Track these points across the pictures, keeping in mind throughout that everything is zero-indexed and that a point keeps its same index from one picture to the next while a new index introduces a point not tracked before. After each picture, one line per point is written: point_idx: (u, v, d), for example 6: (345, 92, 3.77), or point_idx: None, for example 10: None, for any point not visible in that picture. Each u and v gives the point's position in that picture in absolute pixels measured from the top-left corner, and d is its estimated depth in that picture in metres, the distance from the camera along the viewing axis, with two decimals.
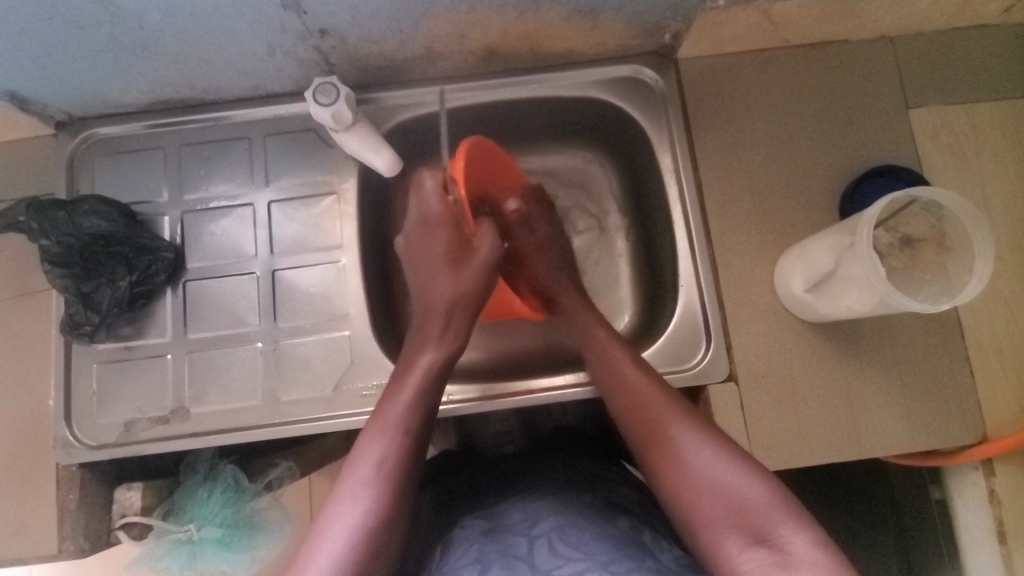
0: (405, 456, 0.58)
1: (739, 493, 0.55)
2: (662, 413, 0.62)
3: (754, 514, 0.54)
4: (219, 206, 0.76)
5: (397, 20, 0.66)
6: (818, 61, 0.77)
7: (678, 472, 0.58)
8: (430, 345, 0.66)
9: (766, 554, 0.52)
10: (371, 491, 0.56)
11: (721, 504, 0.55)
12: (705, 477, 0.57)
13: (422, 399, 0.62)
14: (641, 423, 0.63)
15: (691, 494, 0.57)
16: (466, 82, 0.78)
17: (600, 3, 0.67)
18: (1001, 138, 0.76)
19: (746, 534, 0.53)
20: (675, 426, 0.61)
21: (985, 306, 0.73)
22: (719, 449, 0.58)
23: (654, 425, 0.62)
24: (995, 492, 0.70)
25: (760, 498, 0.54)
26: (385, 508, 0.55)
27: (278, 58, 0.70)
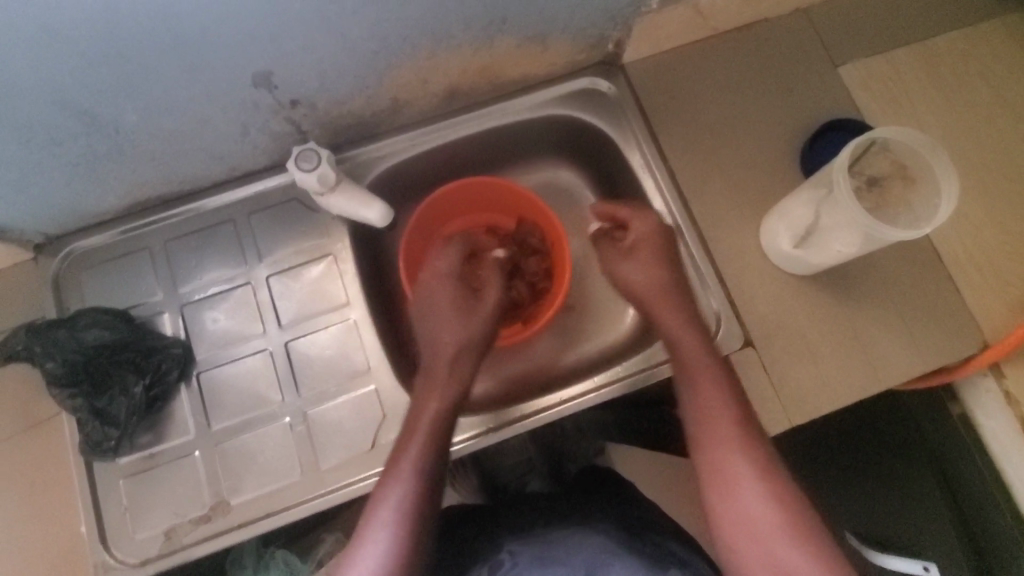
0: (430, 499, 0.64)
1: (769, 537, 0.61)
2: (719, 445, 0.65)
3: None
4: (216, 292, 0.76)
5: (362, 77, 0.69)
6: (749, 41, 0.84)
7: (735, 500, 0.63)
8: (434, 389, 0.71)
9: None
10: (403, 531, 0.62)
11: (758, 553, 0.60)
12: (748, 507, 0.62)
13: (435, 440, 0.67)
14: (714, 453, 0.65)
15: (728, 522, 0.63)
16: (434, 124, 0.82)
17: (547, 27, 0.72)
18: (923, 77, 0.83)
19: None
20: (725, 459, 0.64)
21: (953, 225, 0.79)
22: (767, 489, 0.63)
23: (711, 457, 0.66)
24: (1011, 392, 0.75)
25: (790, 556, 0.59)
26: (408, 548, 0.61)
27: (252, 136, 0.71)
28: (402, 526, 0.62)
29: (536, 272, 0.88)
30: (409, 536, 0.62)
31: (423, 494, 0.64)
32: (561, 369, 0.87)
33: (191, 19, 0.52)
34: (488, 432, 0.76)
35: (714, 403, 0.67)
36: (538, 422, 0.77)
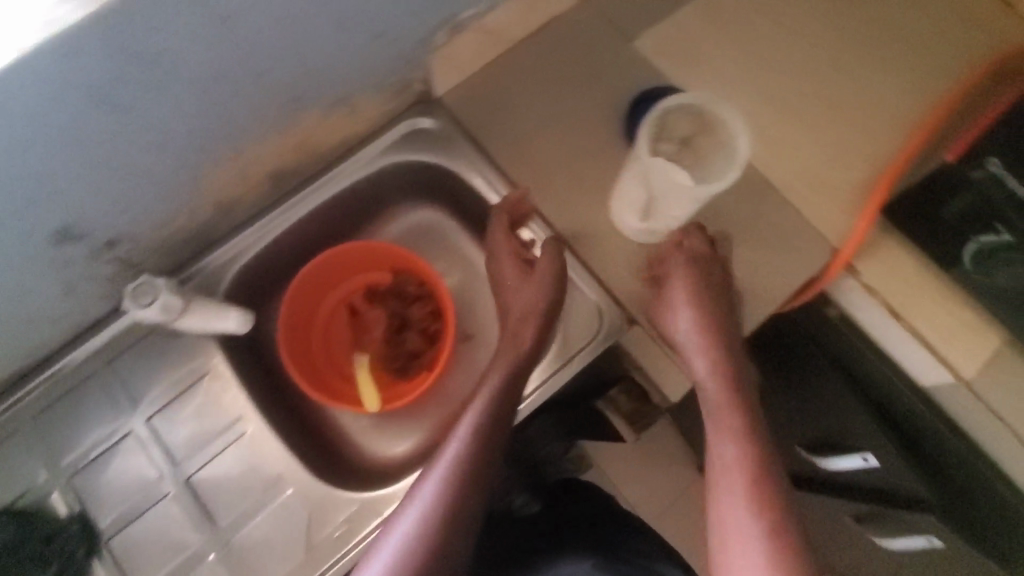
0: (444, 525, 0.63)
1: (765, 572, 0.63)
2: (725, 430, 0.71)
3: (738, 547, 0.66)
4: (101, 453, 0.72)
5: (175, 195, 0.67)
6: (548, 39, 0.87)
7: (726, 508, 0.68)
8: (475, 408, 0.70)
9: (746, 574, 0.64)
10: (404, 552, 0.62)
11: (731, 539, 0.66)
12: (746, 556, 0.65)
13: (463, 480, 0.66)
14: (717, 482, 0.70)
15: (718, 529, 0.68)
16: (273, 210, 0.80)
17: (346, 91, 0.73)
18: (711, 27, 0.89)
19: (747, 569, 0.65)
20: (725, 451, 0.70)
21: (771, 154, 0.86)
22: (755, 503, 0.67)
23: (718, 453, 0.71)
24: (869, 283, 0.82)
25: (764, 548, 0.64)
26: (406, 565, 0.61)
27: (82, 287, 0.68)
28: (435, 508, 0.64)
29: (422, 317, 0.88)
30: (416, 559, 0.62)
31: (445, 526, 0.63)
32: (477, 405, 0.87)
33: (82, 132, 0.52)
34: None
35: (728, 451, 0.70)
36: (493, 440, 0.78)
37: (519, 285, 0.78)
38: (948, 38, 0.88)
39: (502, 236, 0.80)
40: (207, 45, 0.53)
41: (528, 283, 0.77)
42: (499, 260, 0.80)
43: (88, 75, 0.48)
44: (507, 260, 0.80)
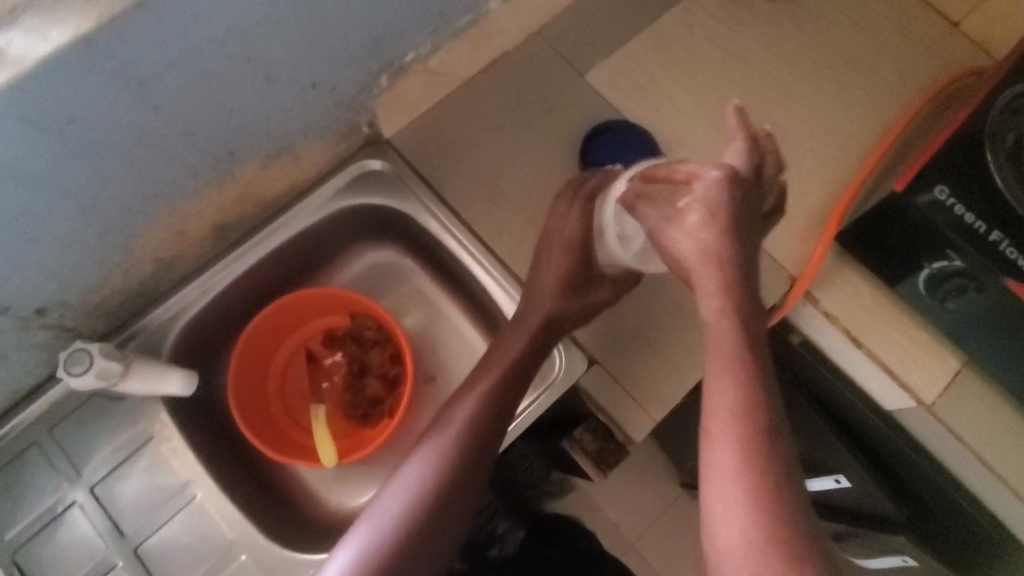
0: (430, 506, 0.62)
1: (755, 551, 0.44)
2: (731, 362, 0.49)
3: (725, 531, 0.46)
4: (42, 526, 0.69)
5: (106, 258, 0.65)
6: (498, 75, 0.85)
7: (724, 486, 0.47)
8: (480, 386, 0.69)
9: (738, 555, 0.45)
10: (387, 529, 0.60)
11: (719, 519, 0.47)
12: (730, 509, 0.46)
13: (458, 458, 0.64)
14: (713, 447, 0.48)
15: (709, 510, 0.48)
16: (218, 261, 0.77)
17: (284, 140, 0.71)
18: (662, 58, 0.89)
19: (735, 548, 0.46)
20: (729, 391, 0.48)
21: None
22: (753, 465, 0.46)
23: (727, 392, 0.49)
24: (829, 311, 0.81)
25: (759, 525, 0.45)
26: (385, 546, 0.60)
27: (12, 358, 0.65)
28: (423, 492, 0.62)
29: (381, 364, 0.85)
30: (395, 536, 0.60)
31: (429, 510, 0.62)
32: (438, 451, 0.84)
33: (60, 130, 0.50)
34: None
35: (723, 396, 0.49)
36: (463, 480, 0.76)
37: (554, 295, 0.72)
38: (894, 60, 0.89)
39: (571, 215, 0.74)
40: (105, 109, 0.51)
41: (563, 290, 0.73)
42: (552, 250, 0.74)
43: (78, 76, 0.47)
44: (576, 250, 0.73)
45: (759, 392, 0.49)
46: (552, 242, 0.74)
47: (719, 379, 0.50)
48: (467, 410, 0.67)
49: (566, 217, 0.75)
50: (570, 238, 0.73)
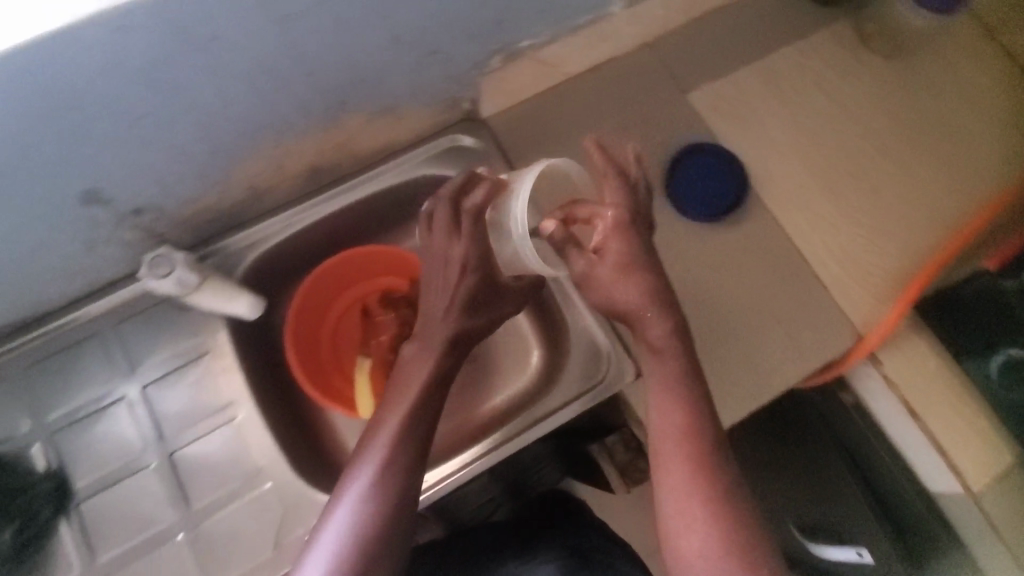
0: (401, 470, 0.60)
1: (713, 545, 0.57)
2: (661, 393, 0.64)
3: (680, 522, 0.59)
4: (90, 413, 0.72)
5: (208, 175, 0.68)
6: (602, 81, 0.87)
7: (679, 493, 0.60)
8: (422, 359, 0.66)
9: (697, 547, 0.57)
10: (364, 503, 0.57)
11: (679, 516, 0.59)
12: (684, 518, 0.59)
13: (415, 421, 0.62)
14: (667, 468, 0.61)
15: (675, 512, 0.59)
16: (303, 202, 0.80)
17: (392, 99, 0.73)
18: (766, 93, 0.89)
19: (698, 538, 0.57)
20: (663, 420, 0.63)
21: (810, 226, 0.83)
22: (695, 478, 0.59)
23: (661, 428, 0.63)
24: (889, 376, 0.79)
25: (714, 527, 0.57)
26: (369, 519, 0.57)
27: (101, 249, 0.69)
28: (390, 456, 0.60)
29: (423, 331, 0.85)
30: (379, 509, 0.57)
31: (402, 472, 0.60)
32: (468, 428, 0.85)
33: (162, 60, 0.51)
34: None
35: (666, 424, 0.63)
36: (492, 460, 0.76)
37: (448, 322, 0.68)
38: (1000, 141, 0.87)
39: (465, 231, 0.67)
40: (247, 30, 0.53)
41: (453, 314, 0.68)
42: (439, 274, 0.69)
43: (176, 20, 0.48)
44: (477, 268, 0.68)
45: (693, 424, 0.62)
46: (440, 262, 0.68)
47: (664, 412, 0.63)
48: (392, 421, 0.62)
49: (458, 234, 0.68)
50: (467, 256, 0.67)
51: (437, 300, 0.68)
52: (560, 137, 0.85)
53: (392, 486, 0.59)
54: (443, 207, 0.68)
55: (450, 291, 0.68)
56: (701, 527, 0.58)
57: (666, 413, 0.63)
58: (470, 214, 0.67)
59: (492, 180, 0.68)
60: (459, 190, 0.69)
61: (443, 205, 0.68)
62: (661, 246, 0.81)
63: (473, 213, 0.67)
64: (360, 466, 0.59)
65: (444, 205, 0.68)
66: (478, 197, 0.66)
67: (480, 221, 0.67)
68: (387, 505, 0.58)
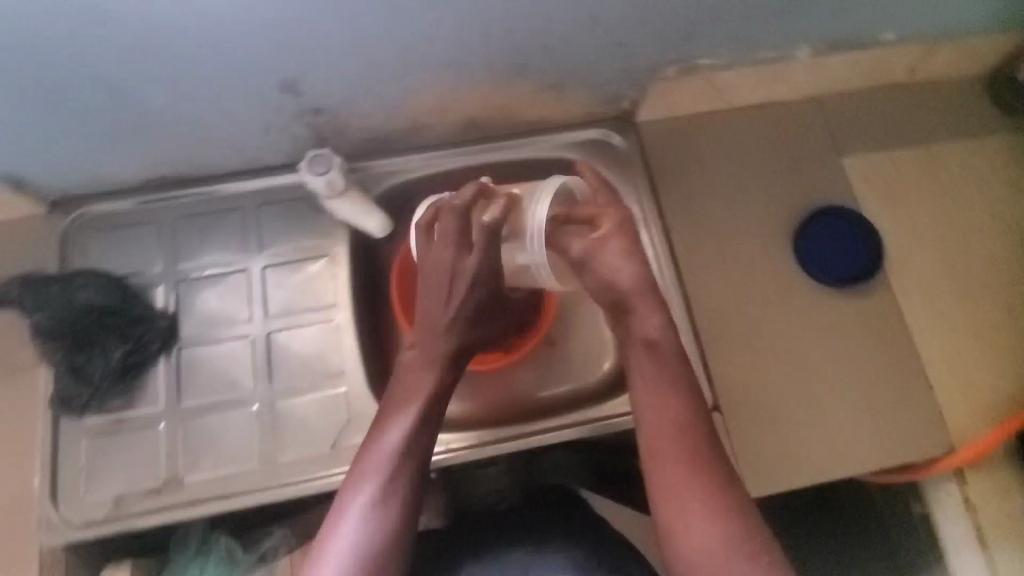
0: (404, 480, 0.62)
1: (717, 540, 0.58)
2: (656, 380, 0.66)
3: (676, 508, 0.60)
4: (213, 274, 0.79)
5: (385, 97, 0.73)
6: (761, 120, 0.87)
7: (672, 490, 0.61)
8: (421, 369, 0.67)
9: (699, 534, 0.58)
10: (370, 516, 0.60)
11: (676, 503, 0.60)
12: (684, 511, 0.59)
13: (418, 431, 0.64)
14: (662, 465, 0.62)
15: (676, 512, 0.60)
16: (448, 149, 0.85)
17: (566, 77, 0.76)
18: (923, 179, 0.86)
19: (699, 523, 0.59)
20: (658, 405, 0.65)
21: (930, 321, 0.80)
22: (692, 471, 0.61)
23: (651, 414, 0.65)
24: (970, 498, 0.77)
25: (715, 522, 0.58)
26: (377, 531, 0.59)
27: (272, 134, 0.75)
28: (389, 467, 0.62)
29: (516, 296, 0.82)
30: (384, 521, 0.60)
31: (403, 480, 0.62)
32: (527, 406, 0.87)
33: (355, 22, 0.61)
34: None
35: (660, 415, 0.64)
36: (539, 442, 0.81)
37: (453, 335, 0.69)
38: None
39: (475, 247, 0.68)
40: None
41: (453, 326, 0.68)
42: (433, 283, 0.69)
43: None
44: (483, 285, 0.69)
45: (684, 413, 0.64)
46: (441, 275, 0.68)
47: (658, 403, 0.65)
48: (396, 429, 0.64)
49: (464, 247, 0.68)
50: (477, 271, 0.68)
51: (434, 307, 0.69)
52: (704, 160, 0.85)
53: (396, 497, 0.61)
54: (453, 218, 0.68)
55: (448, 301, 0.68)
56: (700, 518, 0.59)
57: (653, 415, 0.64)
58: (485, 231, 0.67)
59: (507, 197, 0.69)
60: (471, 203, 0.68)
61: (454, 219, 0.68)
62: (773, 295, 0.80)
63: (487, 229, 0.67)
64: (362, 486, 0.61)
65: (450, 219, 0.68)
66: (497, 215, 0.68)
67: (496, 236, 0.68)
68: (393, 514, 0.60)
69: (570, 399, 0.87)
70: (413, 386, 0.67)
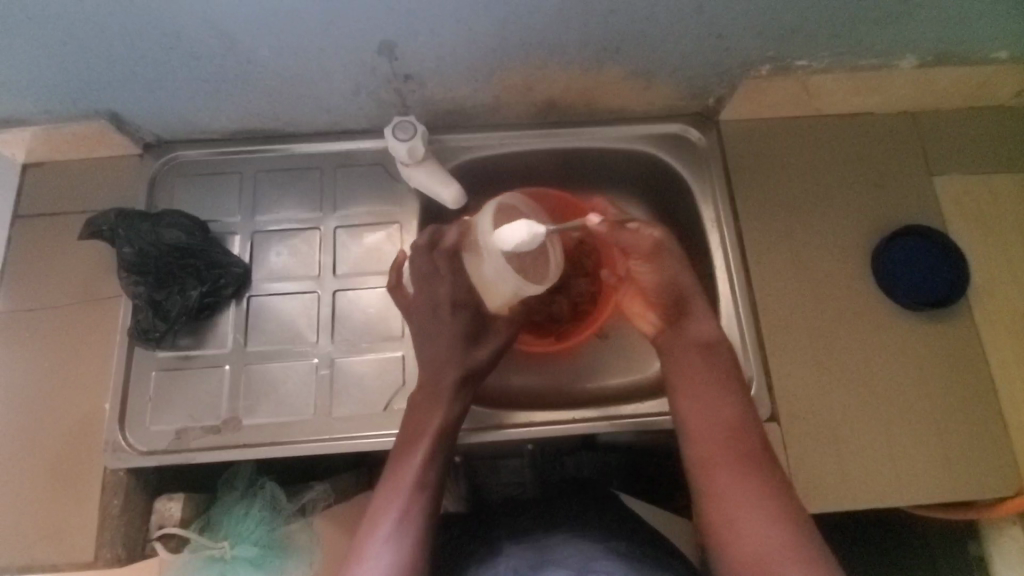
0: (423, 512, 0.63)
1: (775, 542, 0.57)
2: (709, 382, 0.67)
3: (728, 510, 0.60)
4: (288, 229, 0.81)
5: (475, 69, 0.74)
6: (848, 130, 0.84)
7: (725, 493, 0.61)
8: (432, 403, 0.68)
9: (760, 536, 0.58)
10: (396, 549, 0.60)
11: (733, 506, 0.60)
12: (743, 517, 0.59)
13: (432, 462, 0.66)
14: (714, 470, 0.62)
15: (727, 516, 0.59)
16: (524, 129, 0.85)
17: (656, 65, 0.75)
18: (1021, 208, 0.81)
19: (764, 525, 0.58)
20: (712, 405, 0.65)
21: (1012, 356, 0.76)
22: (744, 474, 0.61)
23: (699, 410, 0.66)
24: None
25: (773, 526, 0.58)
26: (404, 563, 0.59)
27: (360, 97, 0.77)
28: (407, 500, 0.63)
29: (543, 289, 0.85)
30: (409, 554, 0.60)
31: (421, 514, 0.62)
32: (574, 394, 0.86)
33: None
34: (499, 432, 0.78)
35: (714, 415, 0.65)
36: (584, 430, 0.77)
37: (453, 365, 0.70)
38: None
39: (443, 276, 0.72)
40: None
41: (459, 350, 0.70)
42: (429, 323, 0.71)
43: None
44: (466, 306, 0.72)
45: (735, 413, 0.65)
46: (431, 304, 0.72)
47: (711, 404, 0.66)
48: (416, 461, 0.65)
49: (434, 278, 0.72)
50: (450, 297, 0.71)
51: (423, 343, 0.72)
52: (786, 165, 0.83)
53: (418, 530, 0.62)
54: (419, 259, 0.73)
55: (433, 334, 0.71)
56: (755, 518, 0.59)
57: (711, 416, 0.65)
58: (443, 256, 0.72)
59: (459, 223, 0.73)
60: (431, 238, 0.73)
61: (420, 257, 0.72)
62: (844, 311, 0.77)
63: (446, 253, 0.72)
64: (383, 520, 0.61)
65: (424, 256, 0.72)
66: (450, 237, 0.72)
67: (454, 257, 0.72)
68: (414, 547, 0.61)
69: (619, 391, 0.86)
70: (423, 415, 0.68)
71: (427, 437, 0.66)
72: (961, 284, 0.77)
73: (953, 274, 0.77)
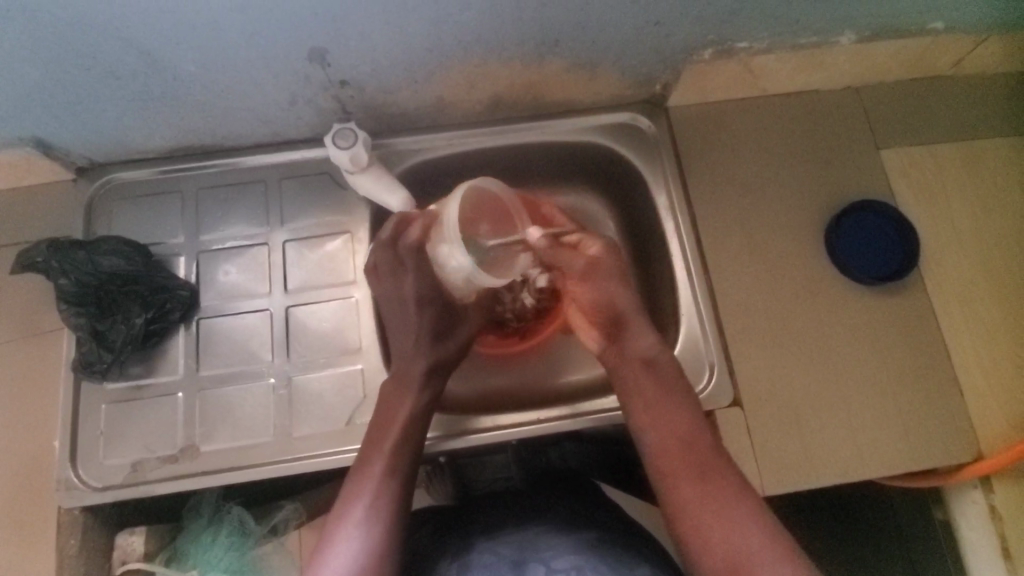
0: (396, 497, 0.62)
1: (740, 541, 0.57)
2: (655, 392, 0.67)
3: (694, 515, 0.60)
4: (235, 246, 0.79)
5: (412, 72, 0.72)
6: (796, 108, 0.84)
7: (689, 501, 0.61)
8: (402, 391, 0.68)
9: (724, 535, 0.58)
10: (372, 532, 0.60)
11: (697, 513, 0.60)
12: (707, 518, 0.59)
13: (407, 446, 0.65)
14: (676, 482, 0.62)
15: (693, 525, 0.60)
16: (472, 128, 0.83)
17: (598, 55, 0.74)
18: (966, 177, 0.82)
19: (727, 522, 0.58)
20: (662, 417, 0.66)
21: (965, 325, 0.77)
22: (700, 481, 0.61)
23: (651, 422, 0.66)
24: (996, 508, 0.74)
25: (735, 525, 0.58)
26: (380, 547, 0.59)
27: (298, 106, 0.74)
28: (381, 487, 0.62)
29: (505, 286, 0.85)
30: (382, 538, 0.60)
31: (394, 501, 0.62)
32: (540, 393, 0.86)
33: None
34: (463, 439, 0.77)
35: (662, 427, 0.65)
36: (552, 430, 0.77)
37: (424, 355, 0.70)
38: None
39: (409, 270, 0.70)
40: None
41: (438, 346, 0.71)
42: (405, 314, 0.71)
43: None
44: (431, 303, 0.71)
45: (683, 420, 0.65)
46: (395, 297, 0.71)
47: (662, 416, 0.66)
48: (384, 449, 0.64)
49: (400, 272, 0.70)
50: (415, 295, 0.70)
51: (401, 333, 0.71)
52: (735, 148, 0.83)
53: (392, 517, 0.61)
54: (384, 251, 0.70)
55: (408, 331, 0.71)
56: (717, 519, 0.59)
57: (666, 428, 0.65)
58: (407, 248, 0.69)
59: (426, 216, 0.70)
60: (396, 233, 0.70)
61: (383, 252, 0.70)
62: (799, 291, 0.78)
63: (411, 247, 0.69)
64: (354, 504, 0.61)
65: (389, 251, 0.70)
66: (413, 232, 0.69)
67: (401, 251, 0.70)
68: (386, 531, 0.60)
69: (584, 386, 0.86)
70: (397, 403, 0.67)
71: (399, 423, 0.66)
72: (914, 256, 0.77)
73: (906, 246, 0.78)
